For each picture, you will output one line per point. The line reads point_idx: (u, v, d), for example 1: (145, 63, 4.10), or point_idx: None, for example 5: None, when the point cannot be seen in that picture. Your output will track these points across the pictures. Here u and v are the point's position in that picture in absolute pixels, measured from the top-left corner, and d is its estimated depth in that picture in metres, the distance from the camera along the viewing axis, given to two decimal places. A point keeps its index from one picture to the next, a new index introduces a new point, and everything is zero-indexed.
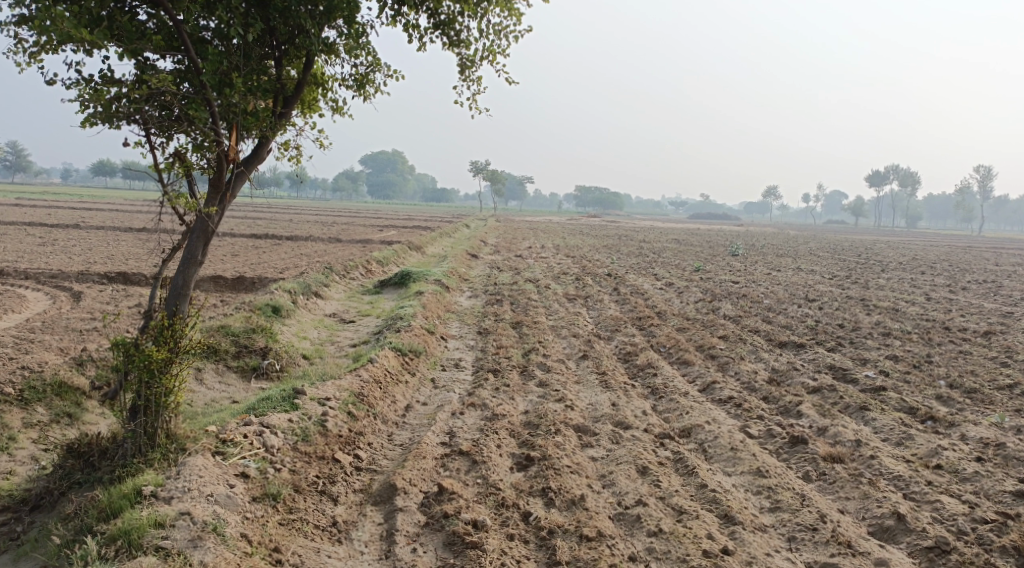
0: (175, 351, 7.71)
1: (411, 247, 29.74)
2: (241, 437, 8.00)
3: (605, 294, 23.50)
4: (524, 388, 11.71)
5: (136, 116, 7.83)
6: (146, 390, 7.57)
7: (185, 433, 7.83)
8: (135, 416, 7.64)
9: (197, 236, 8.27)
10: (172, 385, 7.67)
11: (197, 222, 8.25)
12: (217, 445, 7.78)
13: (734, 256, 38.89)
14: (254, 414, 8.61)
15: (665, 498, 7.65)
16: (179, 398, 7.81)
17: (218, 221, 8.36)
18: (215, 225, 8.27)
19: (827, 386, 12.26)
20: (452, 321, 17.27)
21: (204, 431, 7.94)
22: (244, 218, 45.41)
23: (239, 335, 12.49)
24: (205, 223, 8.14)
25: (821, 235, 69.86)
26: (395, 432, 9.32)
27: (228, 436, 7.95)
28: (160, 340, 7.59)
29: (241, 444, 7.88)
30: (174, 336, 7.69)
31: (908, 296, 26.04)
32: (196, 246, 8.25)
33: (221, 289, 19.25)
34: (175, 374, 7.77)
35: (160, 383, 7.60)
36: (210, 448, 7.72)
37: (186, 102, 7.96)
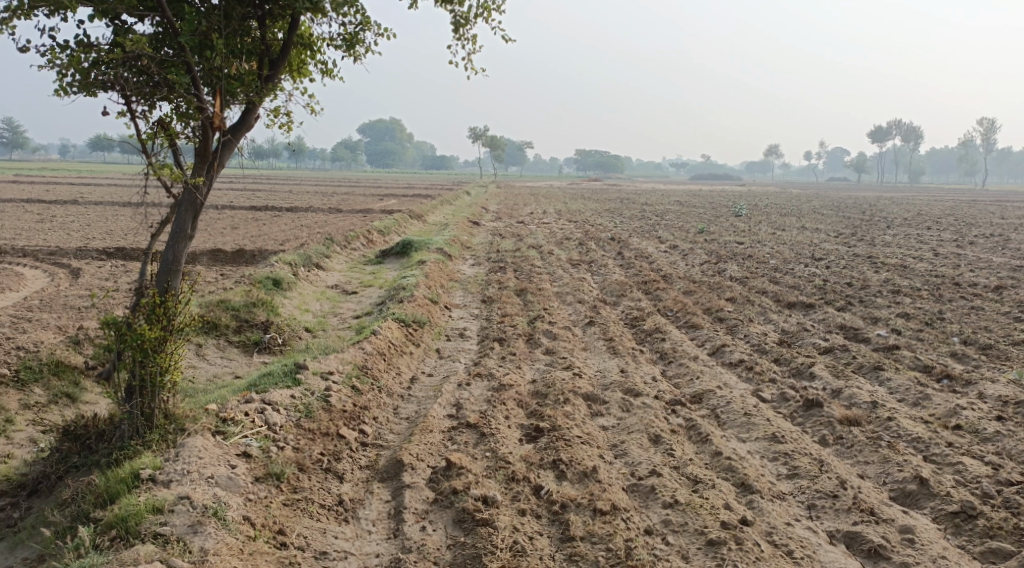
0: (168, 329, 7.48)
1: (412, 217, 29.47)
2: (242, 415, 7.82)
3: (609, 259, 23.24)
4: (531, 357, 11.51)
5: (115, 84, 7.53)
6: (141, 369, 7.36)
7: (184, 413, 7.65)
8: (131, 397, 7.45)
9: (185, 208, 7.98)
10: (167, 364, 7.46)
11: (185, 194, 7.97)
12: (217, 425, 7.60)
13: (738, 216, 38.59)
14: (255, 391, 8.41)
15: (679, 468, 7.46)
16: (176, 377, 7.61)
17: (206, 192, 8.07)
18: (203, 196, 7.98)
19: (839, 346, 12.07)
20: (455, 289, 17.06)
21: (203, 410, 7.76)
22: (243, 190, 45.08)
23: (240, 310, 12.27)
24: (193, 194, 7.86)
25: (824, 194, 69.52)
26: (401, 405, 9.14)
27: (228, 414, 7.77)
28: (152, 318, 7.34)
29: (242, 423, 7.70)
30: (165, 313, 7.45)
31: (915, 252, 25.79)
32: (184, 218, 7.97)
33: (221, 263, 19.01)
34: (170, 352, 7.55)
35: (154, 362, 7.38)
36: (209, 428, 7.53)
37: (164, 66, 7.66)
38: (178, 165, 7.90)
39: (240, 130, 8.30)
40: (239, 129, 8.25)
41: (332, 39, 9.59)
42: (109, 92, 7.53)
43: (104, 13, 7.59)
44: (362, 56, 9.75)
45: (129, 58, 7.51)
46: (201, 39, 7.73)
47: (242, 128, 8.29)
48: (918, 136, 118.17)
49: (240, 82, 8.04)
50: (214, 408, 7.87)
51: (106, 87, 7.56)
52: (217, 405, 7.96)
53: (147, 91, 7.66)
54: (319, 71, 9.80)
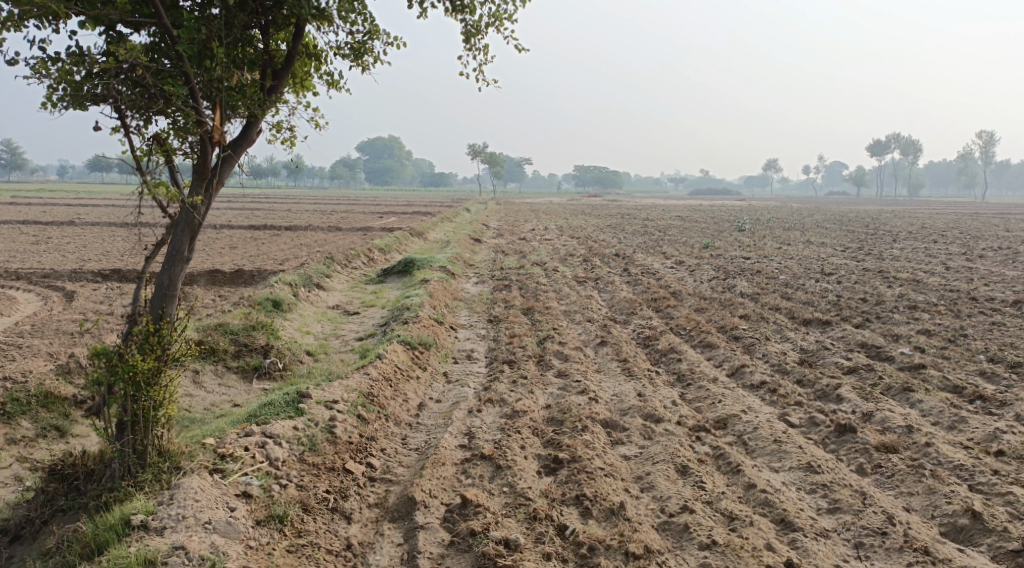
0: (164, 359, 6.99)
1: (413, 234, 29.02)
2: (242, 450, 7.33)
3: (615, 276, 22.78)
4: (543, 380, 11.02)
5: (107, 96, 7.08)
6: (133, 404, 6.87)
7: (179, 449, 7.17)
8: (122, 433, 6.96)
9: (182, 229, 7.48)
10: (161, 398, 6.97)
11: (182, 214, 7.47)
12: (215, 462, 7.12)
13: (741, 231, 38.20)
14: (255, 423, 7.92)
15: (712, 503, 6.98)
16: (170, 411, 7.12)
17: (205, 211, 7.58)
18: (202, 216, 7.48)
19: (863, 366, 11.64)
20: (460, 309, 16.58)
21: (200, 446, 7.29)
22: (241, 209, 44.65)
23: (239, 334, 11.78)
24: (190, 214, 7.37)
25: (824, 207, 69.27)
26: (410, 434, 8.65)
27: (227, 450, 7.28)
28: (145, 348, 6.85)
29: (242, 459, 7.21)
30: (161, 343, 6.96)
31: (926, 265, 25.37)
32: (181, 239, 7.47)
33: (219, 284, 18.55)
34: (165, 384, 7.06)
35: (147, 396, 6.90)
36: (207, 466, 7.05)
37: (159, 77, 7.23)
38: (175, 183, 7.41)
39: (241, 145, 7.82)
40: (240, 144, 7.77)
41: (338, 48, 9.15)
42: (101, 105, 7.10)
43: (96, 22, 7.16)
44: (369, 67, 9.31)
45: (122, 68, 7.09)
46: (200, 48, 7.33)
47: (242, 143, 7.82)
48: (917, 149, 118.06)
49: (241, 94, 7.59)
50: (211, 443, 7.39)
51: (99, 100, 7.11)
52: (214, 440, 7.48)
53: (142, 104, 7.23)
54: (323, 82, 9.36)
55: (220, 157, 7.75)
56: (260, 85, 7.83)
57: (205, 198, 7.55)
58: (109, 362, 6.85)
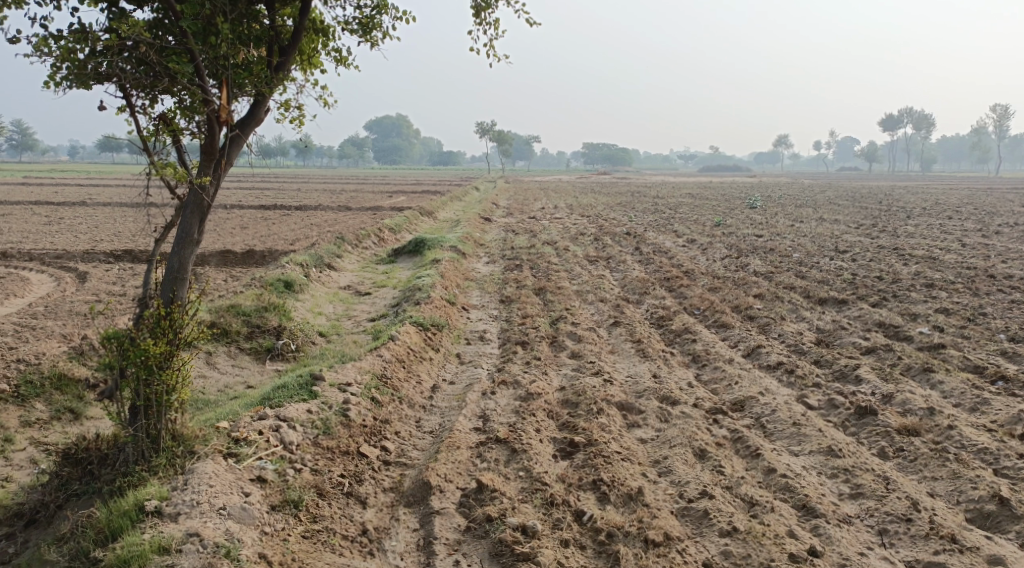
0: (175, 342, 6.92)
1: (423, 214, 28.89)
2: (256, 434, 7.27)
3: (627, 255, 22.62)
4: (556, 361, 10.93)
5: (112, 75, 6.97)
6: (145, 389, 6.80)
7: (192, 433, 7.11)
8: (135, 418, 6.90)
9: (191, 211, 7.38)
10: (174, 382, 6.90)
11: (190, 195, 7.36)
12: (229, 446, 7.06)
13: (753, 208, 37.95)
14: (269, 405, 7.86)
15: (731, 488, 6.91)
16: (183, 394, 7.06)
17: (214, 192, 7.47)
18: (210, 198, 7.38)
19: (882, 346, 11.62)
20: (472, 289, 16.47)
21: (214, 430, 7.22)
22: (250, 189, 44.55)
23: (251, 315, 11.70)
24: (199, 195, 7.26)
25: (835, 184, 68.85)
26: (425, 416, 8.59)
27: (241, 434, 7.22)
28: (156, 332, 6.78)
29: (256, 443, 7.15)
30: (171, 326, 6.89)
31: (941, 243, 25.16)
32: (190, 222, 7.37)
33: (230, 264, 18.48)
34: (177, 368, 6.99)
35: (160, 380, 6.83)
36: (220, 450, 7.00)
37: (163, 54, 7.11)
38: (182, 164, 7.31)
39: (250, 124, 7.71)
40: (248, 123, 7.65)
41: (347, 24, 9.02)
42: (106, 83, 7.00)
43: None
44: (379, 43, 9.19)
45: (127, 45, 6.99)
46: (206, 24, 7.20)
47: (251, 122, 7.70)
48: (930, 125, 117.08)
49: (248, 72, 7.46)
50: (224, 427, 7.33)
51: (104, 79, 7.01)
52: (228, 423, 7.43)
53: (147, 83, 7.13)
54: (333, 59, 9.24)
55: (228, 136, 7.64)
56: (267, 62, 7.70)
57: (214, 179, 7.45)
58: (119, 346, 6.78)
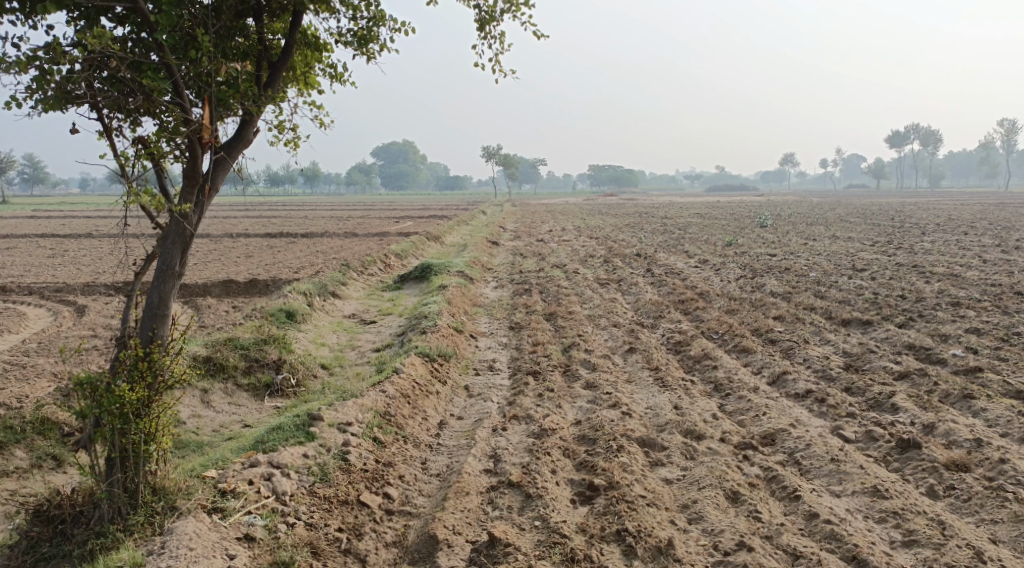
0: (154, 388, 6.45)
1: (429, 238, 28.35)
2: (246, 485, 6.77)
3: (639, 277, 22.00)
4: (571, 393, 10.30)
5: (84, 95, 6.47)
6: (121, 438, 6.33)
7: (174, 486, 6.62)
8: (111, 471, 6.41)
9: (172, 241, 6.81)
10: (153, 431, 6.44)
11: (171, 225, 6.81)
12: (215, 500, 6.56)
13: (764, 227, 37.35)
14: (262, 449, 7.30)
15: (771, 538, 6.32)
16: (164, 443, 6.57)
17: (197, 220, 6.91)
18: (193, 227, 6.81)
19: (915, 370, 11.02)
20: (481, 315, 15.87)
21: (200, 482, 6.74)
22: (255, 217, 44.10)
23: (249, 348, 11.10)
24: (181, 224, 6.70)
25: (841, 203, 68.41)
26: (432, 456, 7.98)
27: (229, 485, 6.72)
28: (134, 376, 6.29)
29: (245, 495, 6.65)
30: (151, 369, 6.36)
31: (960, 259, 24.55)
32: (172, 254, 6.80)
33: (232, 294, 17.92)
34: (156, 415, 6.52)
35: (137, 429, 6.37)
36: (205, 504, 6.50)
37: (139, 70, 6.65)
38: (163, 191, 6.76)
39: (238, 147, 7.17)
40: (236, 146, 7.12)
41: (341, 35, 8.49)
42: (78, 106, 6.51)
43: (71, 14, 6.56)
44: (376, 57, 8.68)
45: (100, 62, 6.49)
46: (185, 37, 6.70)
47: (239, 145, 7.17)
48: (936, 140, 116.60)
49: (234, 89, 6.95)
50: (212, 477, 6.84)
51: (77, 101, 6.51)
52: (216, 472, 6.94)
53: (124, 103, 6.63)
54: (326, 76, 8.67)
55: (214, 160, 7.10)
56: (256, 78, 7.17)
57: (197, 207, 6.89)
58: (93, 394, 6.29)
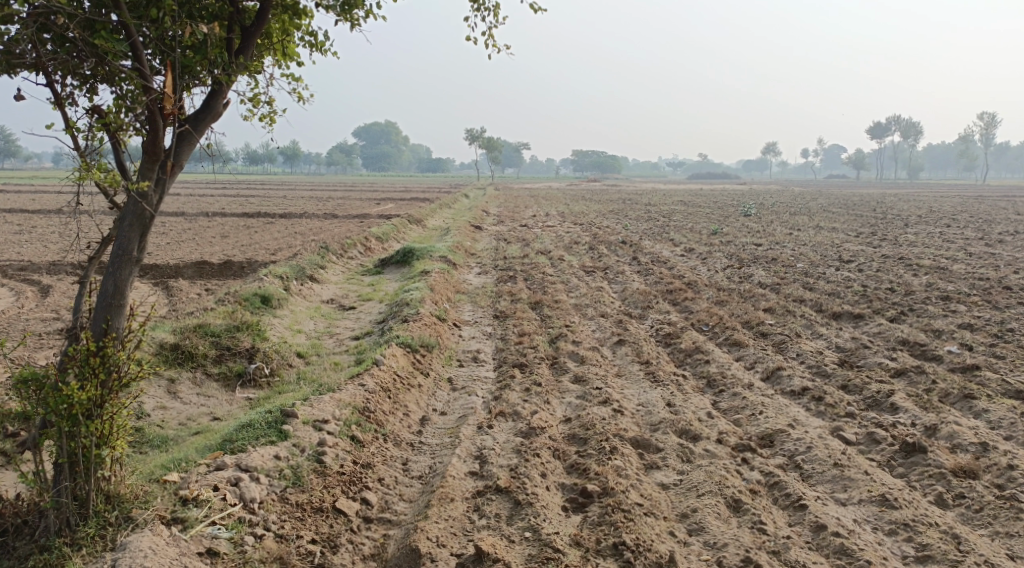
0: (108, 387, 6.05)
1: (411, 221, 27.84)
2: (211, 491, 6.44)
3: (625, 265, 21.60)
4: (559, 388, 9.87)
5: (31, 55, 5.99)
6: (69, 441, 5.93)
7: (130, 495, 6.26)
8: (60, 476, 6.02)
9: (130, 223, 6.31)
10: (105, 434, 6.03)
11: (130, 204, 6.32)
12: (177, 509, 6.24)
13: (747, 215, 37.01)
14: (229, 450, 6.96)
15: (778, 553, 5.98)
16: (119, 444, 6.20)
17: (158, 200, 6.40)
18: (153, 208, 6.31)
19: (912, 368, 10.66)
20: (464, 303, 15.42)
21: (161, 489, 6.41)
22: (234, 196, 43.33)
23: (221, 335, 10.63)
24: (138, 203, 6.21)
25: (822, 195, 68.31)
26: (413, 456, 7.57)
27: (192, 492, 6.40)
28: (85, 372, 5.92)
29: (209, 503, 6.33)
30: (104, 365, 6.01)
31: (945, 252, 24.30)
32: (130, 237, 6.30)
33: (206, 277, 17.36)
34: (110, 415, 6.11)
35: (87, 432, 5.96)
36: (163, 515, 6.17)
37: (91, 29, 6.16)
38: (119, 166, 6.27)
39: (205, 120, 6.65)
40: (203, 119, 6.60)
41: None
42: (25, 69, 6.03)
43: None
44: (360, 26, 8.16)
45: (50, 20, 6.02)
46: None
47: (207, 118, 6.65)
48: (916, 132, 116.89)
49: (201, 55, 6.49)
50: (172, 482, 6.51)
51: (23, 63, 6.04)
52: (177, 476, 6.61)
53: (74, 66, 6.16)
54: (307, 44, 8.17)
55: (178, 134, 6.58)
56: (226, 45, 6.71)
57: (157, 185, 6.38)
58: (38, 391, 5.91)
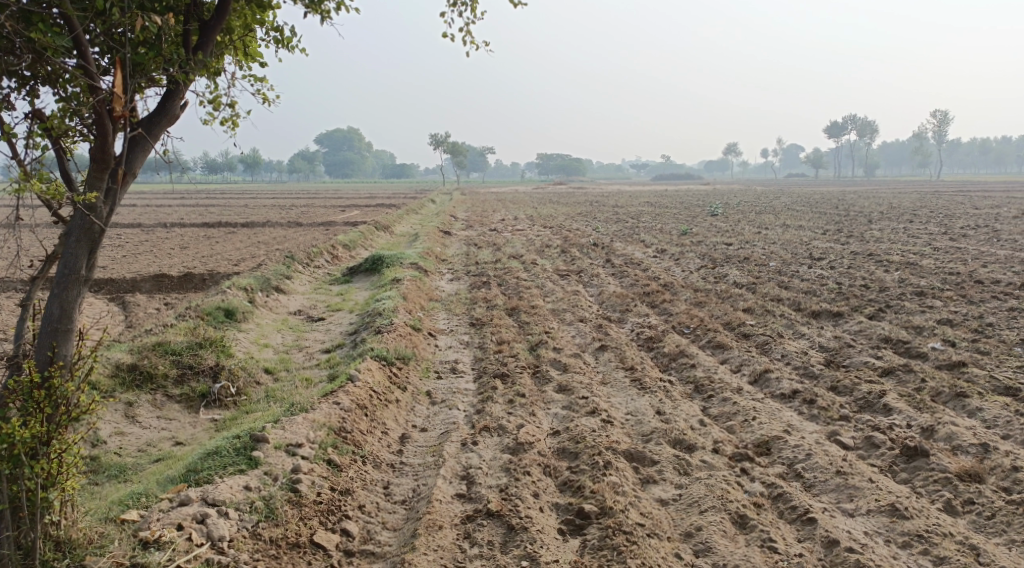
0: (54, 422, 5.73)
1: (378, 228, 27.34)
2: (175, 531, 6.09)
3: (598, 267, 21.31)
4: (543, 399, 9.54)
5: None
6: (13, 482, 5.57)
7: (82, 539, 5.91)
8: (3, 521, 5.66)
9: (78, 239, 5.90)
10: (53, 474, 5.70)
11: (77, 218, 5.92)
12: (137, 552, 5.90)
13: (715, 215, 36.90)
14: (194, 482, 6.65)
15: None
16: (69, 485, 5.83)
17: (107, 213, 6.00)
18: (103, 221, 5.92)
19: (900, 366, 10.38)
20: (437, 311, 15.01)
21: (118, 531, 6.06)
22: (197, 206, 42.58)
23: (182, 354, 10.14)
24: (85, 217, 5.81)
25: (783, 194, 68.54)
26: (394, 479, 7.26)
27: (154, 533, 6.04)
28: (29, 407, 5.62)
29: (173, 544, 5.97)
30: (51, 398, 5.71)
31: (913, 247, 24.25)
32: (77, 255, 5.90)
33: (168, 291, 16.84)
34: (58, 454, 5.77)
35: (33, 473, 5.60)
36: (121, 561, 5.80)
37: (27, 22, 5.69)
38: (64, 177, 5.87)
39: (160, 124, 6.27)
40: (158, 123, 6.21)
41: None
42: None
43: None
44: (330, 21, 7.80)
45: None
46: None
47: (162, 121, 6.26)
48: (873, 130, 118.08)
49: (157, 52, 6.18)
50: (132, 522, 6.16)
51: None
52: (137, 514, 6.26)
53: (10, 63, 5.72)
54: (273, 37, 7.76)
55: (130, 139, 6.18)
56: (184, 41, 6.41)
57: (107, 196, 5.98)
58: None
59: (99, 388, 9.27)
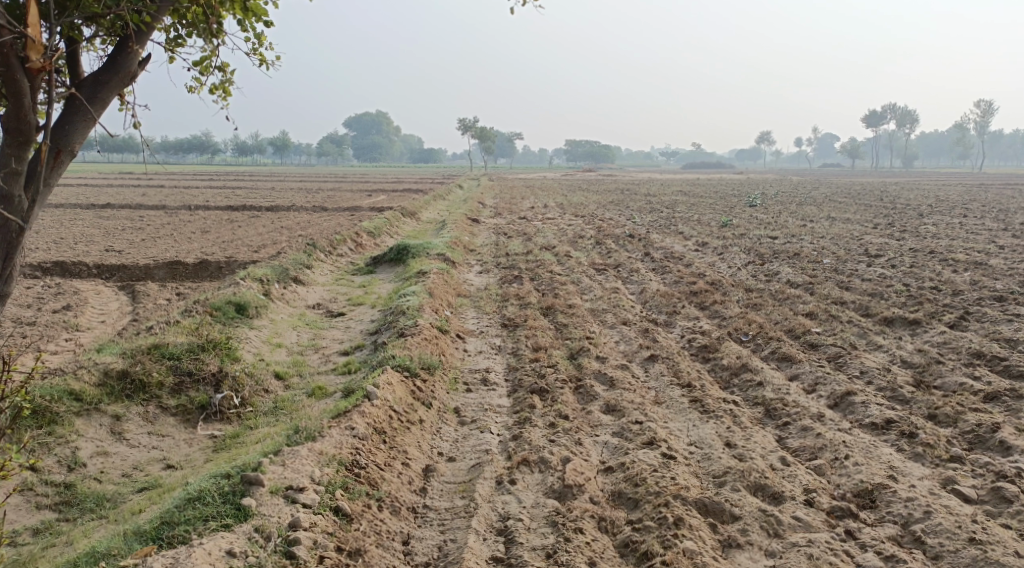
0: None
1: (404, 214, 26.05)
2: None
3: (638, 262, 19.85)
4: (592, 423, 8.17)
5: None
6: None
7: None
8: None
9: None
10: None
11: None
12: None
13: (753, 206, 35.24)
14: (165, 544, 5.46)
15: None
16: None
17: (27, 203, 5.46)
18: (19, 210, 5.39)
19: (1008, 391, 8.93)
20: (467, 309, 13.66)
21: None
22: (222, 189, 41.50)
23: (181, 358, 8.76)
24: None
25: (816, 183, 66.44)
26: (415, 530, 6.03)
27: None
28: None
29: None
30: None
31: (975, 245, 22.57)
32: None
33: (180, 281, 15.58)
34: None
35: None
36: None
37: None
38: None
39: (109, 83, 5.74)
40: (107, 83, 5.76)
41: None
42: None
43: None
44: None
45: None
46: None
47: (112, 79, 5.80)
48: (912, 121, 114.96)
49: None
50: None
51: None
52: None
53: None
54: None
55: (69, 104, 5.63)
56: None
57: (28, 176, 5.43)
58: None
59: (82, 399, 7.94)
